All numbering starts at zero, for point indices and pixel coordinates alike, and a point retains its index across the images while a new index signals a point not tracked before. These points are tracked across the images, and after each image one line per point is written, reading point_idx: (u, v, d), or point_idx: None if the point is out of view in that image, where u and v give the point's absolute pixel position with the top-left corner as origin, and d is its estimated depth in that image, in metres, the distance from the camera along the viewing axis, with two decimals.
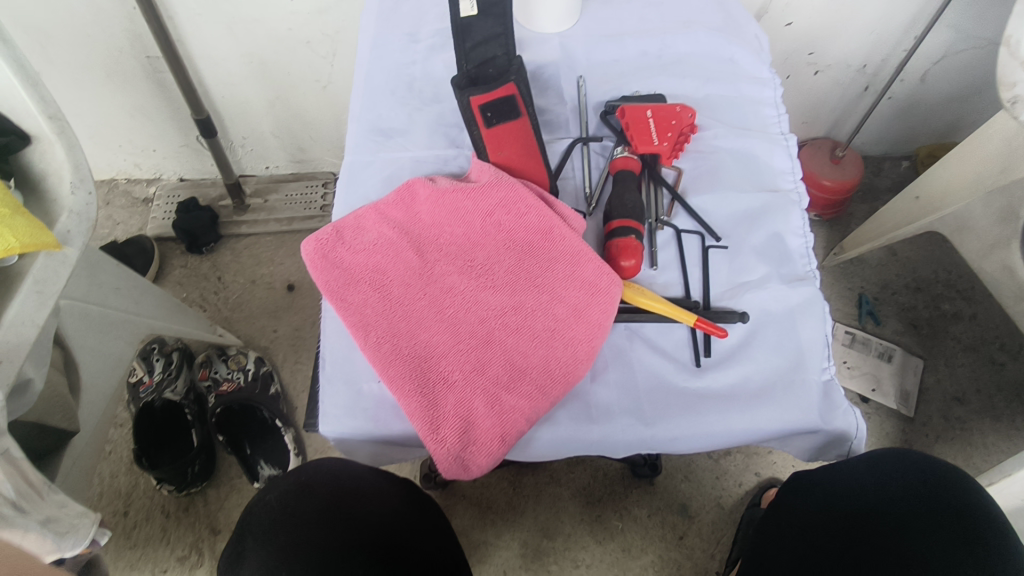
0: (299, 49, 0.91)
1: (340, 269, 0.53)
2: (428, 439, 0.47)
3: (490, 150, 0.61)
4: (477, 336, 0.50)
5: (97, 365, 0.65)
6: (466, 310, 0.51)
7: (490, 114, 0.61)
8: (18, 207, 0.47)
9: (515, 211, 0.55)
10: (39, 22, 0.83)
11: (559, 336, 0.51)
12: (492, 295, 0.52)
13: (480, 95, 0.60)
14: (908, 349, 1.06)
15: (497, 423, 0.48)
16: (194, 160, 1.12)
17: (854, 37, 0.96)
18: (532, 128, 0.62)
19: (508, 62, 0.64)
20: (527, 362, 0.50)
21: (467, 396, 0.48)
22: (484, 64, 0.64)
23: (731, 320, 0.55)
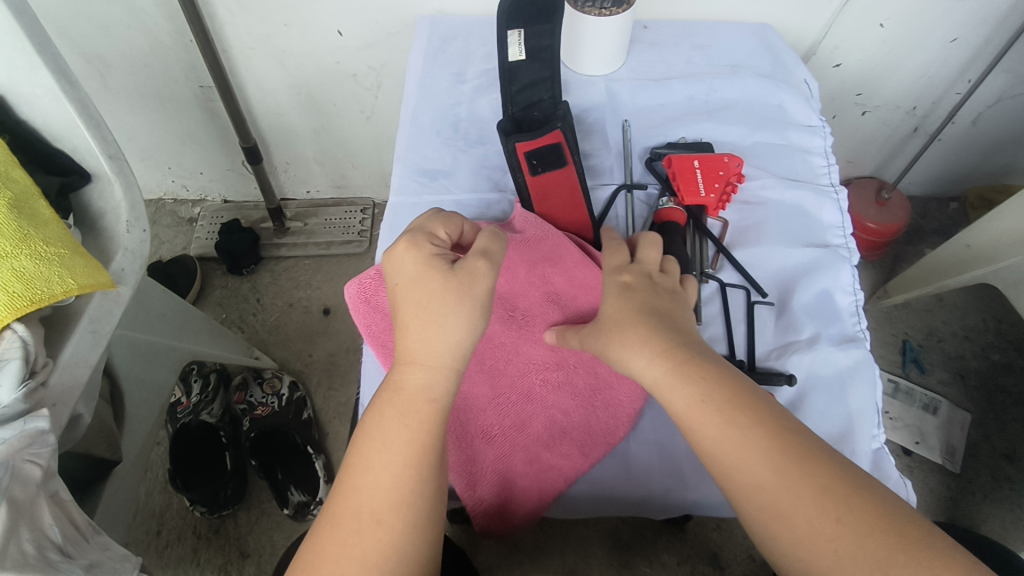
0: (346, 82, 0.92)
1: (380, 313, 0.53)
2: (467, 494, 0.48)
3: (535, 199, 0.61)
4: (518, 390, 0.50)
5: (140, 393, 0.67)
6: (508, 362, 0.51)
7: (536, 162, 0.61)
8: (77, 248, 0.48)
9: (560, 267, 0.53)
10: (100, 53, 0.86)
11: (599, 396, 0.51)
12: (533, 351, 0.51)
13: (528, 142, 0.60)
14: (955, 401, 1.03)
15: (536, 480, 0.49)
16: (238, 183, 1.15)
17: (906, 80, 0.94)
18: (578, 177, 0.61)
19: (553, 107, 0.64)
20: (568, 420, 0.50)
21: (506, 451, 0.49)
22: (530, 108, 0.64)
23: (776, 382, 0.53)
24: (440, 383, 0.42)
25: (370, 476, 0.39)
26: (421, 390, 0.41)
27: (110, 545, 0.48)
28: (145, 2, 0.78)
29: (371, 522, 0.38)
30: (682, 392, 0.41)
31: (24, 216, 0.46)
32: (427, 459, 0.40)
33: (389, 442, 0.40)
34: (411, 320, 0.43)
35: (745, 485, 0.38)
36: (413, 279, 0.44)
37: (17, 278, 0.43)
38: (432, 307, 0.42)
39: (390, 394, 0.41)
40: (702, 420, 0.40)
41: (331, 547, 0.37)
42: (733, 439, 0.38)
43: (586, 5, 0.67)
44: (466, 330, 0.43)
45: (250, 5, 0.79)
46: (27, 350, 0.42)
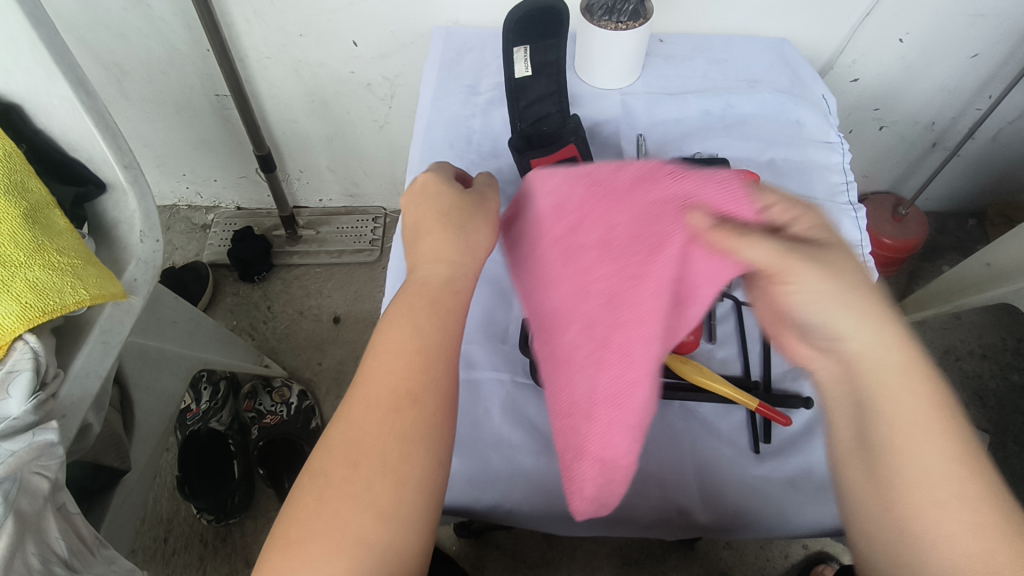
0: (360, 92, 0.93)
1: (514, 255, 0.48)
2: (565, 475, 0.40)
3: None
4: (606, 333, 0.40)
5: (150, 401, 0.67)
6: (599, 302, 0.40)
7: None
8: (91, 258, 0.48)
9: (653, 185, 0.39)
10: (119, 61, 0.87)
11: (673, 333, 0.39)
12: (630, 307, 0.39)
13: (546, 158, 0.60)
14: (973, 422, 1.01)
15: (629, 451, 0.38)
16: (251, 190, 1.15)
17: (925, 95, 0.93)
18: None
19: (562, 121, 0.64)
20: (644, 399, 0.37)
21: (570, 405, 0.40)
22: (539, 122, 0.64)
23: (793, 405, 0.52)
24: (464, 276, 0.43)
25: (398, 354, 0.38)
26: (446, 282, 0.42)
27: (116, 558, 0.47)
28: (163, 12, 0.79)
29: (407, 401, 0.37)
30: (897, 355, 0.36)
31: (40, 226, 0.46)
32: (453, 338, 0.40)
33: (419, 322, 0.40)
34: (433, 228, 0.44)
35: (921, 464, 0.33)
36: (436, 199, 0.46)
37: (31, 288, 0.43)
38: (456, 217, 0.44)
39: (416, 287, 0.42)
40: (910, 406, 0.34)
41: (365, 426, 0.36)
42: (936, 431, 0.34)
43: (602, 19, 0.67)
44: (487, 242, 0.45)
45: (267, 15, 0.80)
46: (39, 360, 0.42)
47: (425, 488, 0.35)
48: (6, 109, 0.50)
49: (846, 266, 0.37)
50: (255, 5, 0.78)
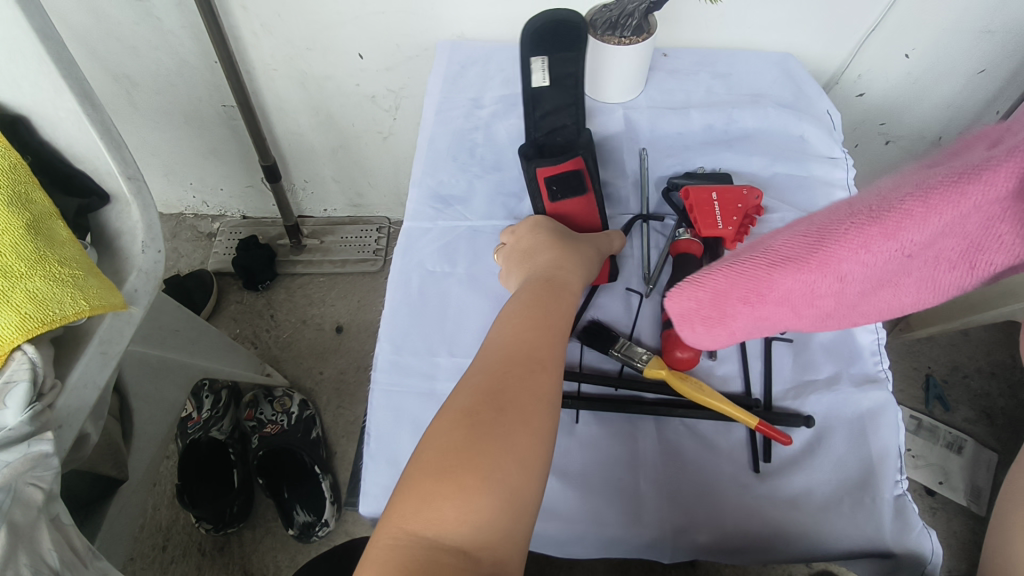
0: (365, 104, 0.93)
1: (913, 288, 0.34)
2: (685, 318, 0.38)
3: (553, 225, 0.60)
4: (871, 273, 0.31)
5: (149, 411, 0.67)
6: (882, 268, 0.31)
7: (556, 187, 0.60)
8: (92, 269, 0.48)
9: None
10: (127, 72, 0.88)
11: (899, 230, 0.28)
12: (848, 253, 0.30)
13: (549, 167, 0.60)
14: (980, 440, 0.99)
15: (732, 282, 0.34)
16: (257, 199, 1.16)
17: (931, 111, 0.92)
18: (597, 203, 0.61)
19: (576, 134, 0.64)
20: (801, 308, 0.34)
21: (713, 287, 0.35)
22: (554, 132, 0.64)
23: (794, 424, 0.52)
24: (575, 280, 0.50)
25: (527, 331, 0.44)
26: (563, 284, 0.50)
27: (110, 569, 0.47)
28: (172, 24, 0.79)
29: (539, 366, 0.41)
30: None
31: (42, 238, 0.46)
32: (564, 328, 0.46)
33: (540, 309, 0.46)
34: (544, 248, 0.54)
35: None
36: (543, 229, 0.56)
37: (30, 299, 0.43)
38: (565, 241, 0.54)
39: (539, 283, 0.49)
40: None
41: (501, 381, 0.39)
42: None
43: (605, 34, 0.66)
44: (591, 261, 0.54)
45: (275, 28, 0.81)
46: (36, 371, 0.42)
47: (548, 458, 0.38)
48: (14, 120, 0.51)
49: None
50: (262, 18, 0.79)
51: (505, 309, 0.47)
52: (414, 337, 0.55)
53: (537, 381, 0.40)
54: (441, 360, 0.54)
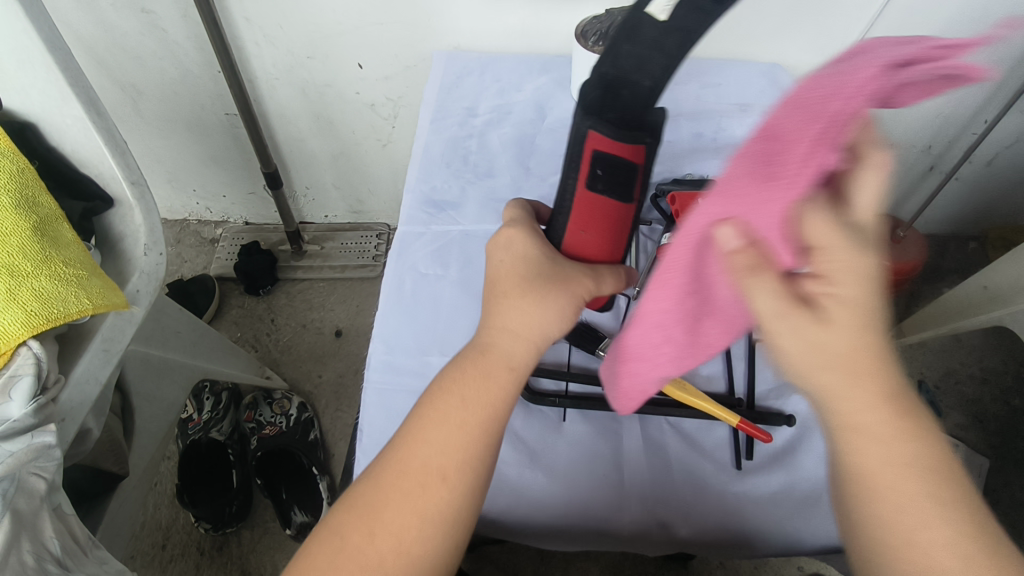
0: (364, 112, 0.96)
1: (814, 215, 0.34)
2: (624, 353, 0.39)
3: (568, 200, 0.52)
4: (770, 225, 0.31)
5: (151, 409, 0.69)
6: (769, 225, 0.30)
7: None
8: (95, 269, 0.50)
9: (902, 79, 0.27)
10: (134, 81, 0.90)
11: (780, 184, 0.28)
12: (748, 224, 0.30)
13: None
14: (973, 445, 1.00)
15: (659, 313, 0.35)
16: (259, 206, 1.19)
17: (919, 120, 0.94)
18: None
19: None
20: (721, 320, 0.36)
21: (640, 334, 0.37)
22: None
23: (776, 422, 0.53)
24: (530, 351, 0.41)
25: (440, 434, 0.37)
26: (512, 359, 0.40)
27: (108, 559, 0.49)
28: (177, 35, 0.82)
29: (436, 479, 0.36)
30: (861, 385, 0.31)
31: (48, 239, 0.48)
32: (490, 423, 0.38)
33: (468, 400, 0.38)
34: (510, 290, 0.42)
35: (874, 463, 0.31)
36: (522, 254, 0.44)
37: (36, 297, 0.45)
38: (543, 274, 0.42)
39: (477, 353, 0.40)
40: (865, 415, 0.31)
41: (392, 496, 0.36)
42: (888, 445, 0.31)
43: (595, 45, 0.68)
44: (562, 319, 0.41)
45: (276, 38, 0.83)
46: (41, 366, 0.44)
47: None
48: (22, 127, 0.53)
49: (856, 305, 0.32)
50: (265, 29, 0.82)
51: (431, 387, 0.40)
52: (407, 336, 0.57)
53: (428, 500, 0.36)
54: (432, 359, 0.56)
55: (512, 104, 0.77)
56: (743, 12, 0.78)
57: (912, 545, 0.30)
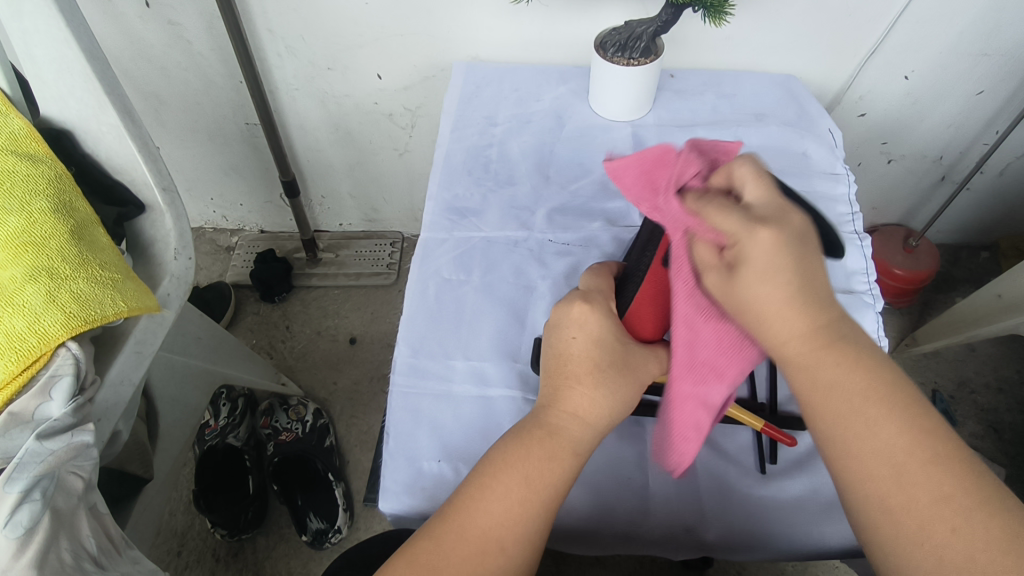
0: (382, 122, 0.97)
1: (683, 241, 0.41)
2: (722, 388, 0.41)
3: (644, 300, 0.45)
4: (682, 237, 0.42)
5: (174, 413, 0.69)
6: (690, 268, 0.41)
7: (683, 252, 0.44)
8: (129, 273, 0.51)
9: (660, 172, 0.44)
10: (157, 91, 0.92)
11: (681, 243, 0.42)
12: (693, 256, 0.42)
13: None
14: (988, 455, 1.00)
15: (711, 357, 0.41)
16: (275, 214, 1.20)
17: (930, 131, 0.95)
18: None
19: None
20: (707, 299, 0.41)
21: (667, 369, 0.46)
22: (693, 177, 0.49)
23: (798, 428, 0.53)
24: (591, 443, 0.40)
25: (497, 506, 0.37)
26: (578, 444, 0.40)
27: (140, 559, 0.49)
28: (202, 47, 0.84)
29: (496, 548, 0.36)
30: (771, 287, 0.36)
31: (84, 242, 0.49)
32: (552, 505, 0.38)
33: (532, 478, 0.38)
34: (583, 374, 0.41)
35: (839, 404, 0.35)
36: (595, 338, 0.42)
37: (74, 299, 0.45)
38: (618, 360, 0.42)
39: (545, 432, 0.40)
40: (798, 351, 0.36)
41: (451, 559, 0.36)
42: (841, 387, 0.35)
43: (615, 55, 0.70)
44: (627, 409, 0.41)
45: (298, 50, 0.85)
46: (79, 367, 0.45)
47: None
48: (59, 134, 0.55)
49: (757, 255, 0.36)
50: (287, 41, 0.84)
51: (491, 457, 0.39)
52: (431, 340, 0.58)
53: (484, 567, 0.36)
54: (456, 363, 0.56)
55: (531, 113, 0.78)
56: (758, 24, 0.79)
57: (889, 502, 0.33)
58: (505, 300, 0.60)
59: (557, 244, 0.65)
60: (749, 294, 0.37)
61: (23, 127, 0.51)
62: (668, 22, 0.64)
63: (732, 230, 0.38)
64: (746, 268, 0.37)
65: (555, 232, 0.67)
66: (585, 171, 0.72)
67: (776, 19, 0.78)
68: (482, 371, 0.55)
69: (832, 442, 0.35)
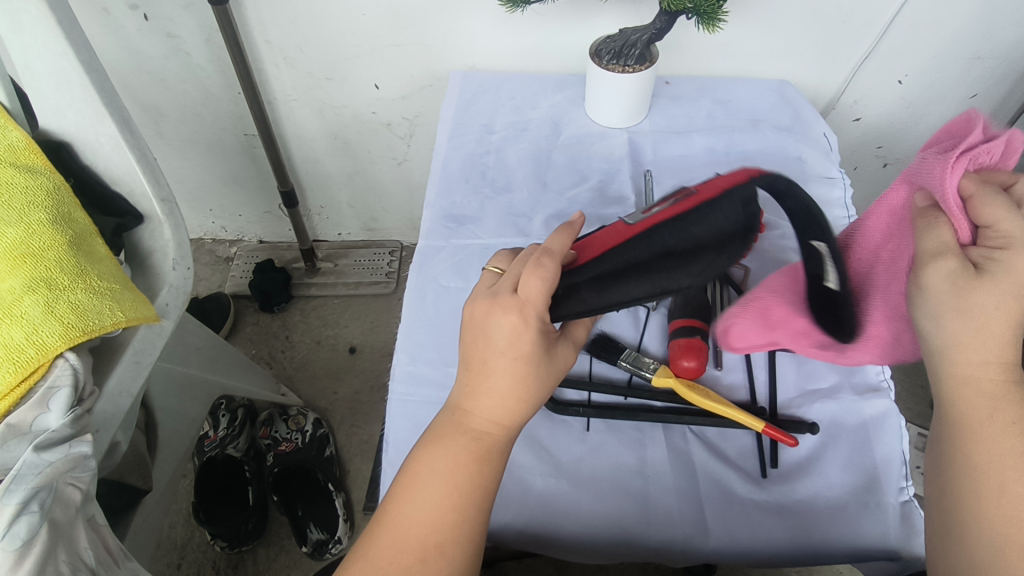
0: (380, 131, 0.97)
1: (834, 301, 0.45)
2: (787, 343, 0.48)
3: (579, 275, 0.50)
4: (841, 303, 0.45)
5: (173, 424, 0.69)
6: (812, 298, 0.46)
7: None
8: (127, 283, 0.52)
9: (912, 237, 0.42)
10: (156, 103, 0.92)
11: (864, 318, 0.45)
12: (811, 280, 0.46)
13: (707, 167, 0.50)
14: None
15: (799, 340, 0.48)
16: (274, 225, 1.20)
17: (926, 134, 0.95)
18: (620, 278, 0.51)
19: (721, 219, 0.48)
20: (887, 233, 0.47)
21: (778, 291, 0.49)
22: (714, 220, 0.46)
23: (801, 431, 0.53)
24: (499, 421, 0.41)
25: (439, 529, 0.39)
26: (490, 428, 0.41)
27: (139, 570, 0.49)
28: (200, 59, 0.85)
29: (433, 552, 0.38)
30: (1002, 316, 0.36)
31: (83, 253, 0.49)
32: (474, 491, 0.40)
33: (451, 471, 0.40)
34: (480, 359, 0.41)
35: (973, 472, 0.36)
36: (486, 309, 0.42)
37: (72, 310, 0.46)
38: (483, 339, 0.41)
39: (455, 428, 0.41)
40: (980, 381, 0.37)
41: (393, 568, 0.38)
42: (999, 439, 0.35)
43: (610, 63, 0.70)
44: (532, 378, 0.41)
45: (296, 61, 0.85)
46: (77, 377, 0.45)
47: None
48: (58, 146, 0.55)
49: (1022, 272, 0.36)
50: (285, 52, 0.84)
51: (420, 465, 0.40)
52: (430, 348, 0.58)
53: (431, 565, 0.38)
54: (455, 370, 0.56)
55: (528, 120, 0.79)
56: (752, 29, 0.79)
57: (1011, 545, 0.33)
58: None
59: None
60: (951, 333, 0.37)
61: (21, 139, 0.51)
62: (663, 29, 0.64)
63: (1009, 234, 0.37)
64: (1004, 277, 0.36)
65: None
66: (582, 178, 0.72)
67: (770, 25, 0.79)
68: None
69: (976, 481, 0.35)
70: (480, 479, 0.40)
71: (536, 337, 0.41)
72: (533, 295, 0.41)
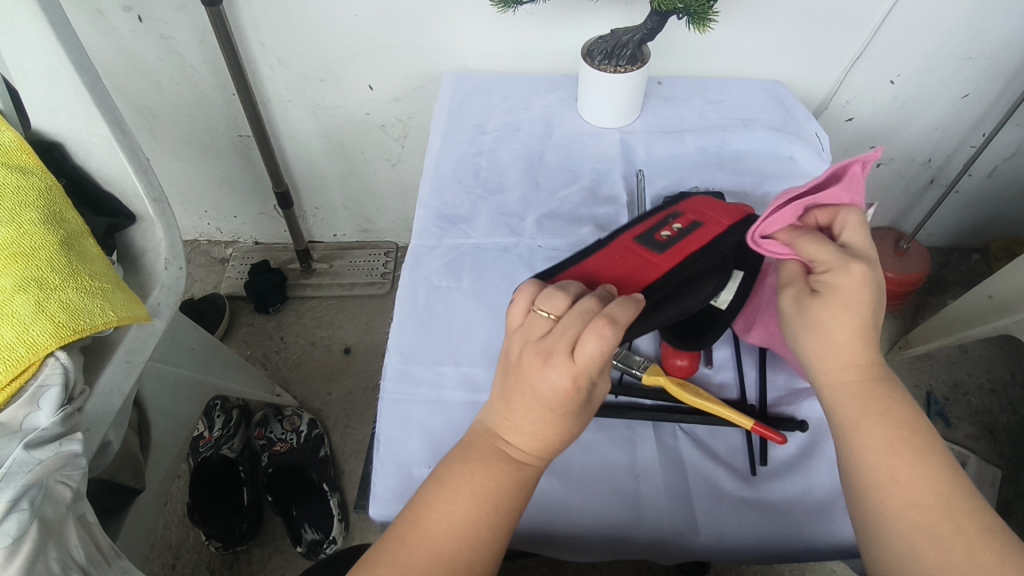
0: (374, 132, 0.98)
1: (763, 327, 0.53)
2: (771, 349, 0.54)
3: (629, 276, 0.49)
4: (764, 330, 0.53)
5: (167, 425, 0.69)
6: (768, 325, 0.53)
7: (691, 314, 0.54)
8: (119, 282, 0.52)
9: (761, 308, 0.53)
10: (150, 105, 0.92)
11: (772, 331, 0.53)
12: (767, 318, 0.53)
13: (689, 200, 0.59)
14: (983, 456, 1.00)
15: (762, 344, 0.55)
16: (269, 226, 1.21)
17: (917, 134, 0.96)
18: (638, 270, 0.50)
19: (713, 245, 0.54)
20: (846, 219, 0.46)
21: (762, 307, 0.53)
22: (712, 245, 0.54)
23: (791, 429, 0.53)
24: (539, 456, 0.42)
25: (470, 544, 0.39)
26: (527, 459, 0.42)
27: (130, 569, 0.49)
28: (194, 60, 0.85)
29: (464, 566, 0.38)
30: (841, 334, 0.41)
31: (75, 253, 0.49)
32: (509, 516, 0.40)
33: (487, 488, 0.40)
34: (527, 400, 0.41)
35: (853, 450, 0.39)
36: (543, 364, 0.40)
37: (63, 309, 0.46)
38: (527, 389, 0.41)
39: (489, 451, 0.42)
40: (850, 392, 0.41)
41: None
42: (885, 444, 0.38)
43: (602, 63, 0.70)
44: (576, 422, 0.42)
45: (289, 62, 0.86)
46: (68, 376, 0.45)
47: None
48: (50, 146, 0.55)
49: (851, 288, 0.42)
50: (278, 53, 0.85)
51: (450, 480, 0.41)
52: (421, 347, 0.58)
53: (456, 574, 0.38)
54: (446, 369, 0.56)
55: (521, 121, 0.79)
56: (743, 30, 0.80)
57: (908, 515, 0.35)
58: (495, 305, 0.61)
59: (547, 250, 0.66)
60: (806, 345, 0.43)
61: (14, 140, 0.51)
62: (653, 29, 0.65)
63: (828, 262, 0.43)
64: (834, 295, 0.42)
65: (544, 239, 0.67)
66: (574, 178, 0.73)
67: (761, 25, 0.79)
68: (472, 377, 0.56)
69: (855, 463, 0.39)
70: (515, 503, 0.41)
71: (581, 396, 0.40)
72: (588, 355, 0.39)
